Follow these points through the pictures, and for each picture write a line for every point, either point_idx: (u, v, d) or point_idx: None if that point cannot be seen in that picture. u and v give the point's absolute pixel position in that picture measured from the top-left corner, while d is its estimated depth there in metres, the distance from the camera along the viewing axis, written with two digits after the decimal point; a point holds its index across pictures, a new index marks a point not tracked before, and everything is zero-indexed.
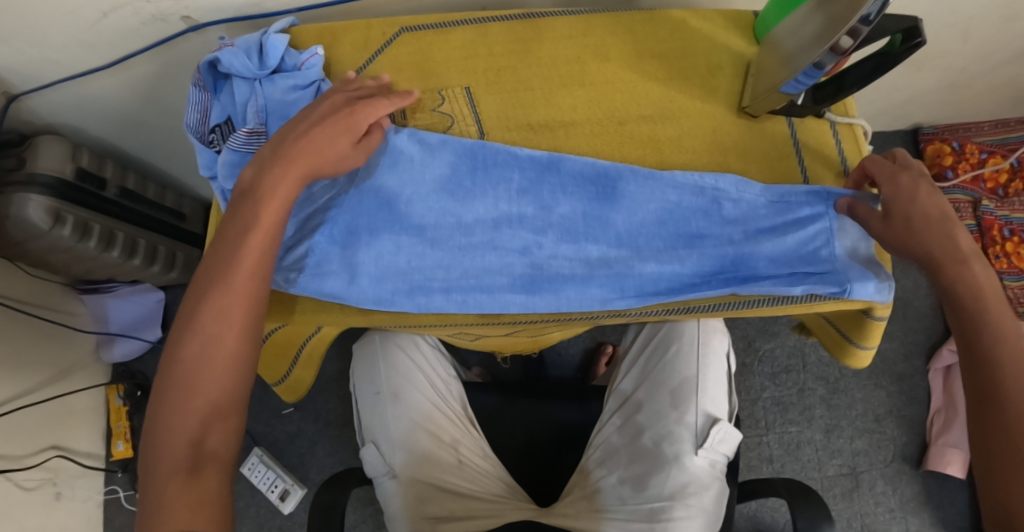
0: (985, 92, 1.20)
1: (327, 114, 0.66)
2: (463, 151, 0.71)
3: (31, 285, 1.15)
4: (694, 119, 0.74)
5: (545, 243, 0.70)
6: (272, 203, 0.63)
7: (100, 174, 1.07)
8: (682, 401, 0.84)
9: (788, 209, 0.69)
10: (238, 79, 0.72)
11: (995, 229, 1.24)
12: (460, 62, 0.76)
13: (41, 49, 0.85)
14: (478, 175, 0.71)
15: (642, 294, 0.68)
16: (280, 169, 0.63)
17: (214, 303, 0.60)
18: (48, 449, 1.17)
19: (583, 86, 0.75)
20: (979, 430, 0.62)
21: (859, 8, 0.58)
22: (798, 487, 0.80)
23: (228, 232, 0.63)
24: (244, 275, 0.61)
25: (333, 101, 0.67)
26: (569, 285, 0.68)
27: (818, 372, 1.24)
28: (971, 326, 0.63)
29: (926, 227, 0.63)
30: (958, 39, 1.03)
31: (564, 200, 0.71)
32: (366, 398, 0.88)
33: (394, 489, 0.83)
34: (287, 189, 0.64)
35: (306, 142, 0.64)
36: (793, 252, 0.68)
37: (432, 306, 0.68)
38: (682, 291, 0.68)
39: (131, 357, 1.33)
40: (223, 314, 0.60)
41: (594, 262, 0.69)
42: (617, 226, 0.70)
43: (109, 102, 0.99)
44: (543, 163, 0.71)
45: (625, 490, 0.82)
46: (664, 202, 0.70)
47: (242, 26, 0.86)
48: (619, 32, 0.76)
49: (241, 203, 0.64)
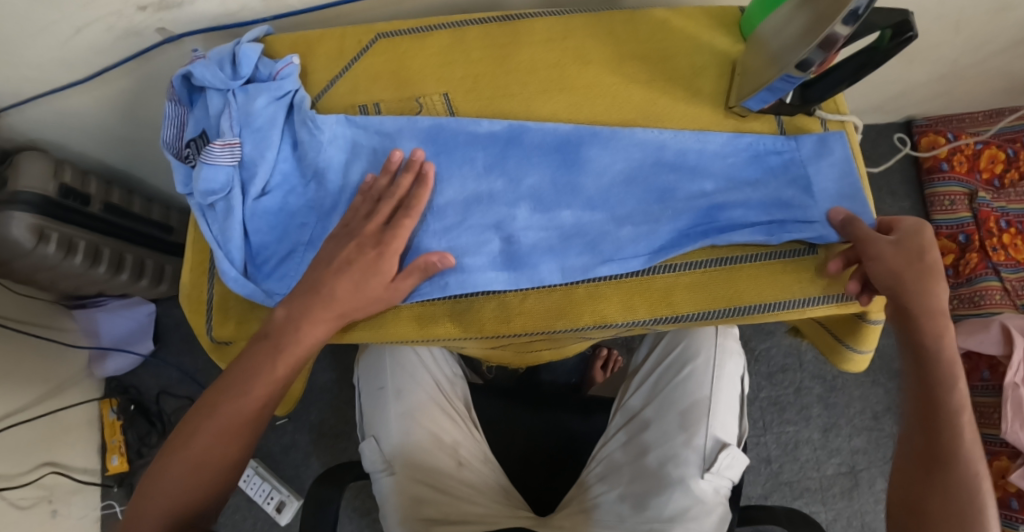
0: (978, 82, 1.19)
1: (352, 262, 0.65)
2: (424, 137, 0.70)
3: (22, 302, 1.14)
4: (678, 120, 0.71)
5: (519, 216, 0.68)
6: (291, 351, 0.65)
7: (85, 190, 1.05)
8: (692, 422, 0.82)
9: (758, 158, 0.69)
10: (211, 92, 0.71)
11: (991, 221, 1.22)
12: (436, 69, 0.74)
13: (17, 67, 0.84)
14: (442, 159, 0.70)
15: (624, 257, 0.67)
16: (309, 316, 0.65)
17: (205, 436, 0.63)
18: (43, 466, 1.16)
19: (564, 91, 0.73)
20: (919, 435, 0.64)
21: (848, 3, 0.56)
22: (800, 517, 0.79)
23: (245, 364, 0.65)
24: (241, 420, 0.64)
25: (359, 244, 0.66)
26: (548, 256, 0.67)
27: (815, 370, 1.22)
28: (925, 390, 0.63)
29: (919, 278, 0.62)
30: (949, 30, 1.02)
31: (533, 172, 0.69)
32: (371, 394, 0.87)
33: (392, 487, 0.81)
34: (316, 328, 0.65)
35: (331, 293, 0.65)
36: (766, 200, 0.67)
37: (416, 295, 0.67)
38: (663, 251, 0.66)
39: (125, 371, 1.32)
40: (249, 409, 0.65)
41: (570, 230, 0.68)
42: (588, 190, 0.68)
43: (89, 118, 0.98)
44: (505, 137, 0.70)
45: (624, 508, 0.79)
46: (630, 158, 0.69)
47: (219, 36, 0.84)
48: (599, 34, 0.75)
49: (263, 344, 0.65)
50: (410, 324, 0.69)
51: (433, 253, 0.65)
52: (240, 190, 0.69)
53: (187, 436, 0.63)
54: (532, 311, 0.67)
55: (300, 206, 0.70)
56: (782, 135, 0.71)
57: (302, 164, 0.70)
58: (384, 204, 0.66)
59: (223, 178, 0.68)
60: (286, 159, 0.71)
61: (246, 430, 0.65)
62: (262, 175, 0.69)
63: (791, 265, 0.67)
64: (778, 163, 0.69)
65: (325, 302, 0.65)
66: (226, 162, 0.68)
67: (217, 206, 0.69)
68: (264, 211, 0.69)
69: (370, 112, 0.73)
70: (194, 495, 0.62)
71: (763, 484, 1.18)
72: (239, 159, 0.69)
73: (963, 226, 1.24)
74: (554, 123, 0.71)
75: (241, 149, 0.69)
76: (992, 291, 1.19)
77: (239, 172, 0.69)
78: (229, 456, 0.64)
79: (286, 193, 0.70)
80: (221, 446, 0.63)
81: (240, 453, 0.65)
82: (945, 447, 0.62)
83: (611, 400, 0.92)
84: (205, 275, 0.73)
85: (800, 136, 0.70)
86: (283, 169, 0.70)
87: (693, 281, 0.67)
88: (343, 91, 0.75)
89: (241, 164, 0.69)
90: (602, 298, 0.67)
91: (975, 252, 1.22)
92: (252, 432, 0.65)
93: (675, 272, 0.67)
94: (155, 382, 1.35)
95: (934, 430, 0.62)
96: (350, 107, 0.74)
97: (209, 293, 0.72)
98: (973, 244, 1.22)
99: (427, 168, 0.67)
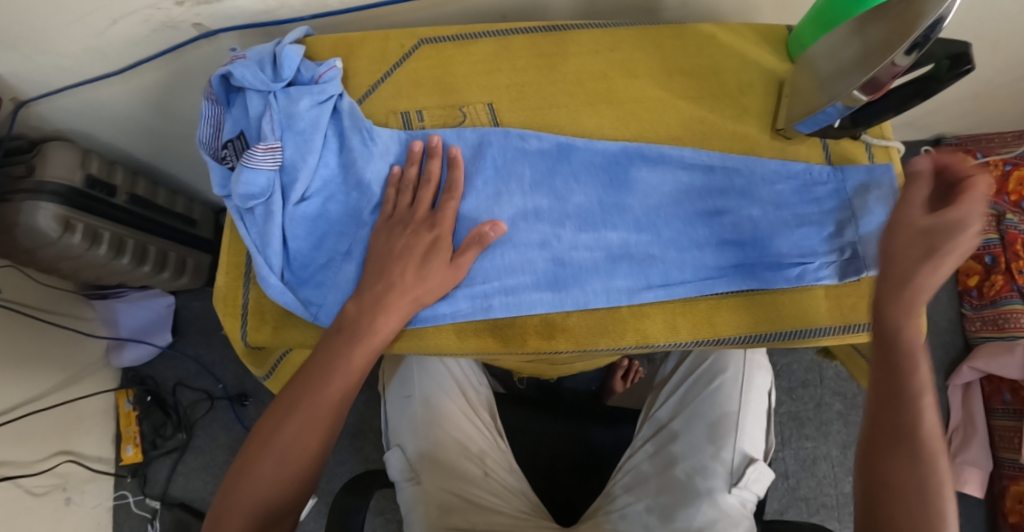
0: (1011, 103, 1.18)
1: (412, 249, 0.66)
2: (470, 148, 0.70)
3: (41, 290, 1.14)
4: (724, 139, 0.71)
5: (564, 234, 0.68)
6: (364, 343, 0.65)
7: (110, 181, 1.05)
8: (720, 436, 0.82)
9: (805, 186, 0.68)
10: (252, 93, 0.70)
11: (1019, 244, 1.18)
12: (480, 77, 0.74)
13: (50, 57, 0.83)
14: (488, 173, 0.69)
15: (668, 283, 0.66)
16: (383, 307, 0.65)
17: (289, 425, 0.65)
18: (58, 454, 1.15)
19: (609, 104, 0.72)
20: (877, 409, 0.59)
21: (910, 33, 0.55)
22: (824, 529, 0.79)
23: (321, 355, 0.66)
24: (325, 408, 0.66)
25: (414, 230, 0.67)
26: (593, 277, 0.67)
27: (835, 387, 1.22)
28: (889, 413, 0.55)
29: (929, 284, 0.53)
30: (986, 51, 1.01)
31: (579, 190, 0.69)
32: (397, 401, 0.86)
33: (419, 495, 0.80)
34: (391, 320, 0.65)
35: (401, 280, 0.65)
36: (806, 222, 0.67)
37: (456, 313, 0.67)
38: (706, 278, 0.66)
39: (141, 362, 1.31)
40: (311, 426, 0.65)
41: (614, 250, 0.67)
42: (634, 210, 0.68)
43: (118, 110, 0.97)
44: (553, 154, 0.70)
45: (650, 519, 0.79)
46: (677, 181, 0.69)
47: (256, 34, 0.84)
48: (646, 47, 0.74)
49: (338, 338, 0.65)
50: (451, 335, 0.68)
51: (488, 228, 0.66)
52: (280, 195, 0.68)
53: (271, 432, 0.66)
54: (576, 328, 0.67)
55: (340, 214, 0.70)
56: (828, 164, 0.70)
57: (345, 171, 0.70)
58: (423, 190, 0.68)
59: (264, 183, 0.67)
60: (326, 166, 0.70)
61: (303, 461, 0.66)
62: (304, 180, 0.68)
63: (833, 290, 0.66)
64: (824, 195, 0.68)
65: (399, 292, 0.65)
66: (267, 166, 0.67)
67: (257, 210, 0.68)
68: (303, 217, 0.69)
69: (412, 119, 0.73)
70: (280, 491, 0.65)
71: (780, 498, 1.18)
72: (280, 163, 0.68)
73: (989, 248, 1.21)
74: (603, 141, 0.70)
75: (282, 153, 0.69)
76: (1018, 314, 1.16)
77: (279, 176, 0.69)
78: (310, 445, 0.66)
79: (327, 199, 0.70)
80: (280, 485, 0.65)
81: (298, 492, 0.66)
82: (898, 483, 0.55)
83: (639, 411, 0.91)
84: (240, 279, 0.72)
85: (850, 169, 0.69)
86: (324, 175, 0.70)
87: (740, 303, 0.66)
88: (385, 96, 0.74)
89: (281, 168, 0.69)
90: (645, 317, 0.66)
91: (1001, 275, 1.20)
92: (305, 468, 0.66)
93: (719, 294, 0.66)
94: (171, 373, 1.35)
95: (881, 465, 0.56)
96: (391, 114, 0.73)
97: (246, 297, 0.71)
98: (999, 267, 1.20)
99: (454, 152, 0.69)
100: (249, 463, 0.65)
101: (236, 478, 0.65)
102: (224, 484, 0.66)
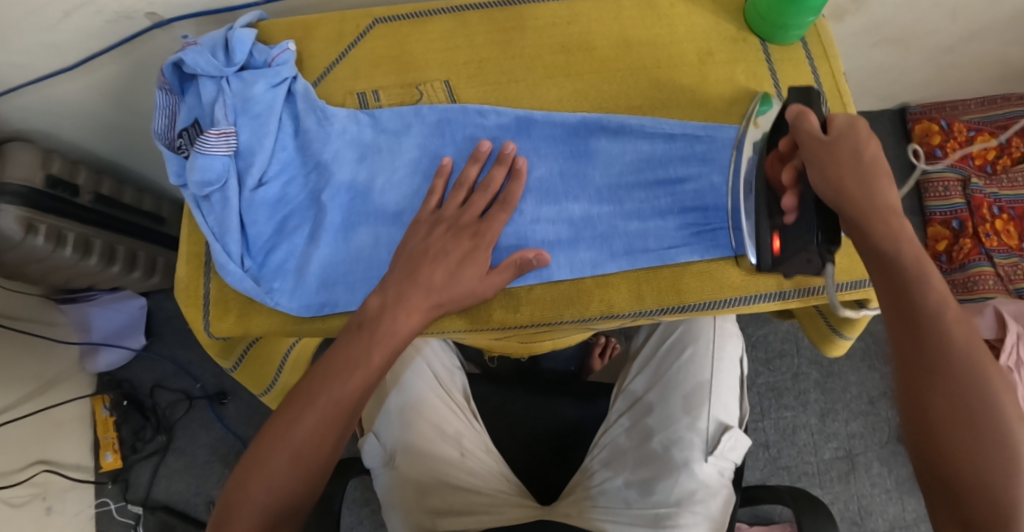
0: (974, 69, 1.19)
1: (449, 250, 0.65)
2: (430, 129, 0.70)
3: (9, 297, 1.11)
4: (684, 107, 0.71)
5: (526, 209, 0.68)
6: (386, 342, 0.63)
7: (73, 181, 1.03)
8: (694, 406, 0.82)
9: None
10: (204, 79, 0.68)
11: (984, 208, 1.22)
12: (440, 54, 0.74)
13: (3, 54, 0.81)
14: (450, 149, 0.70)
15: (631, 253, 0.67)
16: (404, 305, 0.64)
17: (306, 417, 0.60)
18: (35, 463, 1.13)
19: (569, 77, 0.72)
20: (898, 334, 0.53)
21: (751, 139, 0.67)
22: (804, 494, 0.79)
23: (341, 352, 0.63)
24: (349, 404, 0.61)
25: (455, 233, 0.66)
26: (557, 249, 0.67)
27: (811, 356, 1.24)
28: (902, 292, 0.52)
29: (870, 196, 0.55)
30: (945, 18, 1.02)
31: (540, 163, 0.69)
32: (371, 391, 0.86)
33: (398, 479, 0.80)
34: (414, 319, 0.64)
35: (428, 281, 0.65)
36: None
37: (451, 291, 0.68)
38: (664, 245, 0.67)
39: (117, 367, 1.29)
40: (330, 423, 0.60)
41: (577, 222, 0.68)
42: (595, 181, 0.69)
43: (79, 106, 0.95)
44: (513, 127, 0.70)
45: (630, 494, 0.79)
46: (638, 149, 0.69)
47: (212, 21, 0.83)
48: (604, 18, 0.74)
49: (358, 337, 0.63)
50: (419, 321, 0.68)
51: (531, 253, 0.65)
52: (237, 181, 0.67)
53: (285, 427, 0.60)
54: (542, 300, 0.67)
55: (301, 197, 0.70)
56: None
57: (304, 153, 0.70)
58: (478, 195, 0.67)
59: (219, 168, 0.66)
60: (284, 149, 0.70)
61: (320, 461, 0.60)
62: (260, 164, 0.68)
63: None
64: None
65: (422, 290, 0.64)
66: (221, 151, 0.66)
67: (214, 198, 0.67)
68: (262, 202, 0.69)
69: (369, 100, 0.72)
70: (292, 487, 0.59)
71: (761, 469, 1.19)
72: (235, 148, 0.68)
73: (955, 213, 1.24)
74: (562, 113, 0.70)
75: (237, 137, 0.68)
76: (986, 276, 1.18)
77: (234, 161, 0.68)
78: (329, 442, 0.61)
79: (287, 182, 0.70)
80: (292, 481, 0.59)
81: (308, 488, 0.60)
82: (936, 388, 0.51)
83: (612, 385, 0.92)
84: (202, 269, 0.72)
85: None
86: (282, 159, 0.70)
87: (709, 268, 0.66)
88: (343, 77, 0.73)
89: (237, 153, 0.68)
90: (610, 286, 0.67)
91: (969, 238, 1.22)
92: (321, 465, 0.61)
93: (683, 262, 0.67)
94: (149, 375, 1.33)
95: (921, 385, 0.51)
96: (349, 95, 0.73)
97: (208, 287, 0.71)
98: (966, 230, 1.23)
99: (519, 163, 0.67)
100: (259, 456, 0.59)
101: (247, 470, 0.59)
102: (234, 475, 0.60)
